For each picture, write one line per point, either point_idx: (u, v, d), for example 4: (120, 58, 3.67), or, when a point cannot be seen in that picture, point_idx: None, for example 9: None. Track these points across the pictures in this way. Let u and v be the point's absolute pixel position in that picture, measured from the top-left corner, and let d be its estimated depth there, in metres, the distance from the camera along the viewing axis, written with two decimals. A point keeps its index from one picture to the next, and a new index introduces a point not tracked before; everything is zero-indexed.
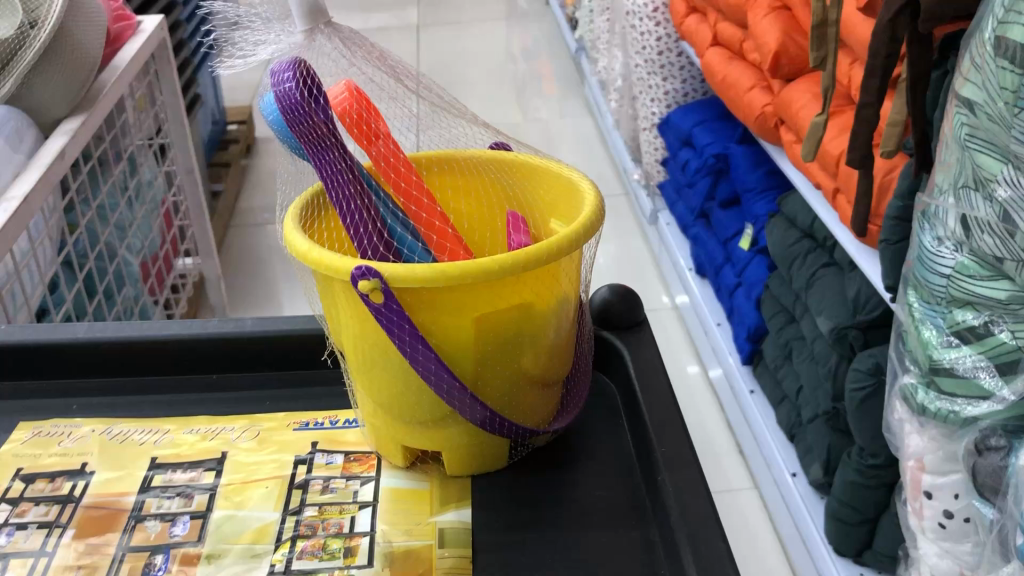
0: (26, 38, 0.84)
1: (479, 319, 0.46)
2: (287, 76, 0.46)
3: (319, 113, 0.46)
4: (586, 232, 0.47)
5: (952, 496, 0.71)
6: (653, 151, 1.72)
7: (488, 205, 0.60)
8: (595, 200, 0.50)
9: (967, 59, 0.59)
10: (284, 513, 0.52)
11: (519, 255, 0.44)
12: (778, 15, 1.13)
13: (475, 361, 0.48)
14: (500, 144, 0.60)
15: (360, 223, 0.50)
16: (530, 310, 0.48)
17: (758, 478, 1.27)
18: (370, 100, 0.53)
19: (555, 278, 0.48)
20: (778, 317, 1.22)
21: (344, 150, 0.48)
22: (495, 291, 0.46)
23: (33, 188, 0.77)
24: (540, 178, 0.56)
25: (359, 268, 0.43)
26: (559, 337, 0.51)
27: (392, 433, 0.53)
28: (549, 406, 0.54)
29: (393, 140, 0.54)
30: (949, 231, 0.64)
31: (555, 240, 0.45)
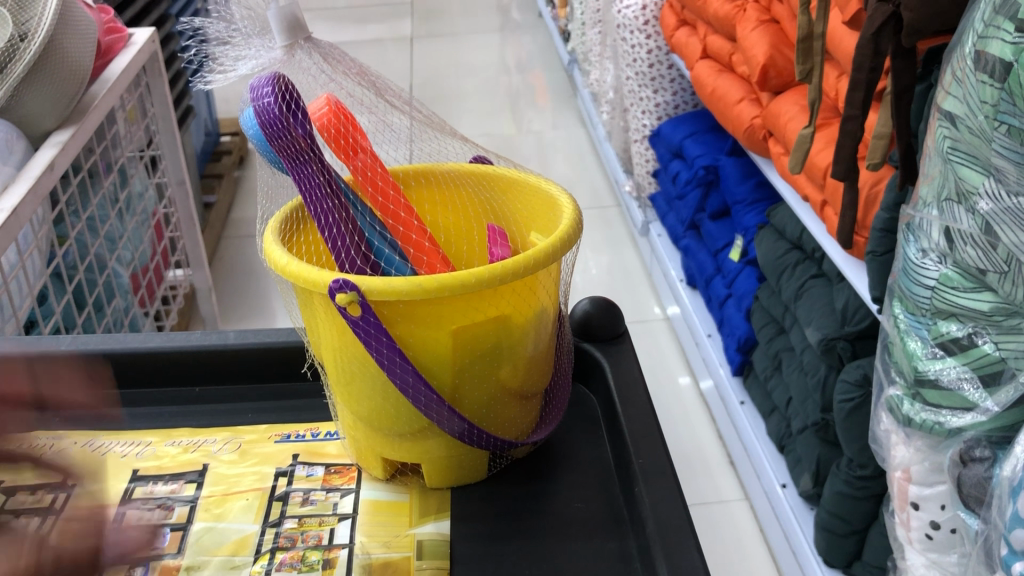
0: (15, 50, 0.85)
1: (456, 331, 0.47)
2: (267, 91, 0.46)
3: (298, 128, 0.46)
4: (565, 245, 0.47)
5: (940, 507, 0.72)
6: (644, 163, 1.73)
7: (467, 219, 0.60)
8: (573, 214, 0.51)
9: (949, 73, 0.60)
10: (264, 525, 0.52)
11: (496, 268, 0.44)
12: (766, 28, 1.14)
13: (452, 374, 0.48)
14: (480, 157, 0.61)
15: (339, 235, 0.50)
16: (508, 323, 0.48)
17: (749, 489, 1.27)
18: (351, 115, 0.53)
19: (533, 290, 0.48)
20: (767, 329, 1.22)
21: (323, 164, 0.49)
22: (472, 304, 0.46)
23: (21, 200, 0.77)
24: (519, 191, 0.57)
25: (337, 281, 0.43)
26: (537, 350, 0.51)
27: (372, 445, 0.53)
28: (528, 418, 0.54)
29: (373, 154, 0.54)
30: (933, 243, 0.64)
31: (533, 253, 0.45)
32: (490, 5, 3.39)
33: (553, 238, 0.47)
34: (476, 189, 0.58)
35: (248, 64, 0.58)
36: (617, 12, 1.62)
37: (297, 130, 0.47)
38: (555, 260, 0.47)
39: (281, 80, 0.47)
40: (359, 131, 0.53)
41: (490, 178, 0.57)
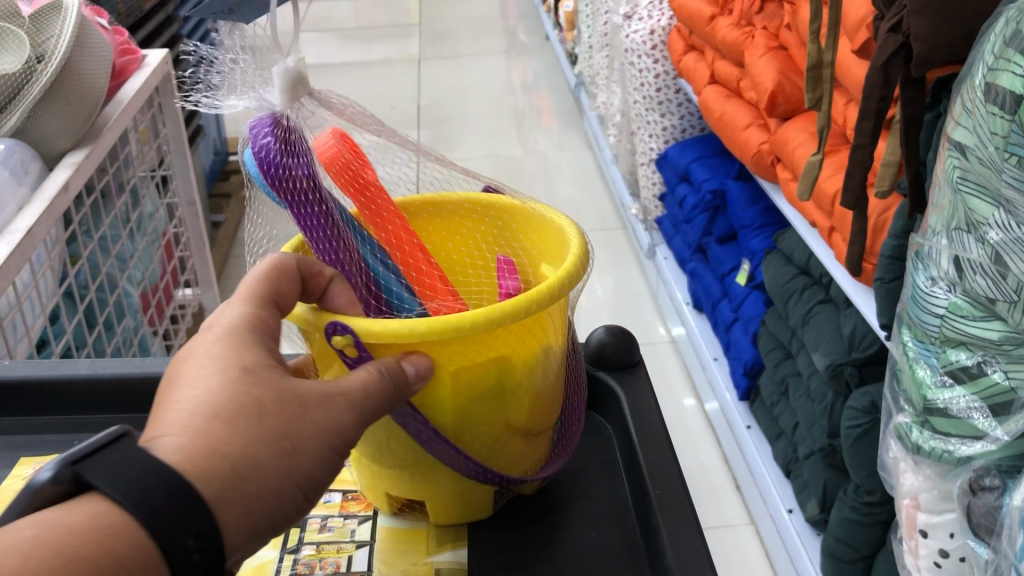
0: (32, 72, 0.86)
1: (456, 370, 0.46)
2: (266, 131, 0.48)
3: (296, 168, 0.48)
4: (569, 285, 0.47)
5: (948, 535, 0.70)
6: (652, 186, 1.74)
7: (475, 249, 0.60)
8: (578, 257, 0.49)
9: (959, 103, 0.60)
10: (283, 551, 0.52)
11: (497, 310, 0.43)
12: (774, 55, 1.14)
13: (454, 413, 0.48)
14: (492, 187, 0.61)
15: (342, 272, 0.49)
16: (509, 364, 0.48)
17: (755, 513, 1.27)
18: (360, 153, 0.55)
19: (536, 329, 0.48)
20: (775, 353, 1.23)
21: (324, 202, 0.49)
22: (472, 344, 0.45)
23: (36, 221, 0.77)
24: (528, 222, 0.57)
25: (332, 324, 0.43)
26: (542, 388, 0.51)
27: (376, 481, 0.53)
28: (537, 457, 0.54)
29: (383, 193, 0.56)
30: (943, 271, 0.64)
31: (535, 294, 0.45)
32: (496, 26, 3.42)
33: (556, 278, 0.46)
34: (485, 218, 0.58)
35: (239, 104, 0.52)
36: (625, 37, 1.63)
37: (293, 166, 0.48)
38: (558, 300, 0.46)
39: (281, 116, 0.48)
40: (363, 169, 0.55)
41: (498, 209, 0.57)
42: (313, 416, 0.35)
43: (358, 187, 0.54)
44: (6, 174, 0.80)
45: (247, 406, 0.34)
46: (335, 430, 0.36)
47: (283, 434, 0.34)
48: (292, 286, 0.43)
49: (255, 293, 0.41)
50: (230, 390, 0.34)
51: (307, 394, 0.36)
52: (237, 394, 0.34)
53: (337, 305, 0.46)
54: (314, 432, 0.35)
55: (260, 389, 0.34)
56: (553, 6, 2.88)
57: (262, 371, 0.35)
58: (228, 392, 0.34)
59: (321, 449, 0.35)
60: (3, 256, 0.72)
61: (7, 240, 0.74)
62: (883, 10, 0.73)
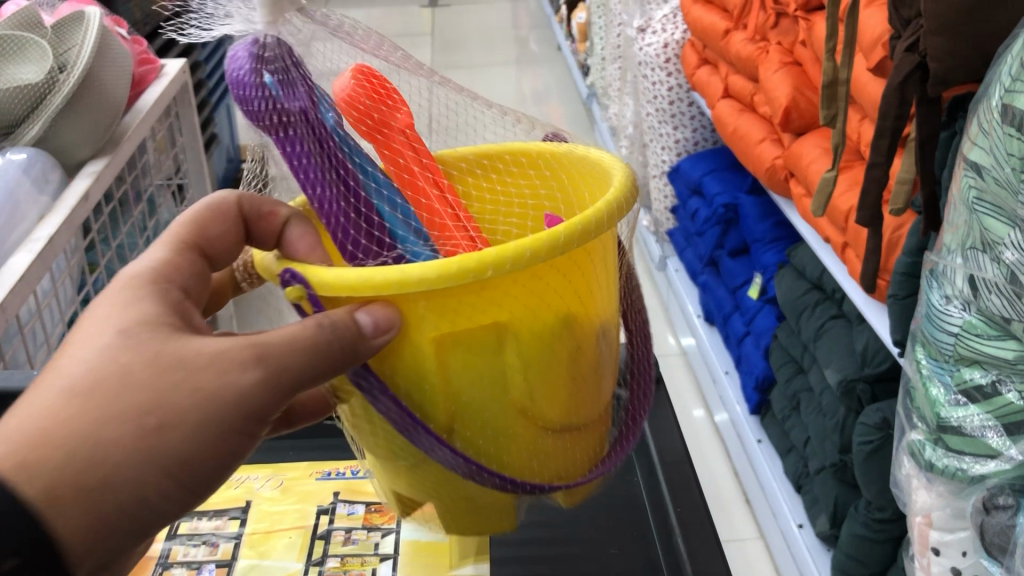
0: (54, 82, 0.87)
1: (437, 340, 0.42)
2: (240, 56, 0.44)
3: (273, 93, 0.44)
4: (565, 244, 0.39)
5: (960, 553, 0.69)
6: (663, 198, 1.74)
7: (520, 206, 0.58)
8: (591, 211, 0.41)
9: (975, 123, 0.61)
10: (307, 562, 0.68)
11: (452, 265, 0.38)
12: (789, 71, 1.15)
13: (448, 398, 0.44)
14: (553, 135, 0.59)
15: (343, 218, 0.46)
16: (507, 337, 0.43)
17: (764, 528, 1.26)
18: (383, 95, 0.52)
19: (535, 297, 0.42)
20: (787, 367, 1.23)
21: (314, 135, 0.46)
22: (452, 308, 0.41)
23: (57, 230, 0.78)
24: (578, 171, 0.54)
25: (288, 273, 0.41)
26: (558, 373, 0.45)
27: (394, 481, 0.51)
28: (560, 462, 0.48)
29: (411, 140, 0.53)
30: (957, 290, 0.65)
31: (511, 250, 0.38)
32: (508, 36, 3.43)
33: (546, 233, 0.39)
34: (538, 169, 0.56)
35: (222, 28, 0.50)
36: (638, 50, 1.64)
37: (276, 96, 0.44)
38: (547, 259, 0.39)
39: (267, 39, 0.45)
40: (388, 115, 0.52)
41: (551, 159, 0.55)
42: (193, 380, 0.37)
43: (383, 138, 0.51)
44: (28, 184, 0.80)
45: (109, 379, 0.35)
46: (222, 396, 0.37)
47: (145, 408, 0.35)
48: (216, 225, 0.50)
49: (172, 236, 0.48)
50: (101, 361, 0.36)
51: (190, 359, 0.38)
52: (102, 367, 0.36)
53: (295, 251, 0.47)
54: (192, 398, 0.37)
55: (129, 355, 0.37)
56: (566, 17, 2.89)
57: (143, 335, 0.38)
58: (98, 358, 0.36)
59: (197, 417, 0.37)
60: (24, 265, 0.73)
61: (28, 249, 0.75)
62: (899, 29, 0.73)
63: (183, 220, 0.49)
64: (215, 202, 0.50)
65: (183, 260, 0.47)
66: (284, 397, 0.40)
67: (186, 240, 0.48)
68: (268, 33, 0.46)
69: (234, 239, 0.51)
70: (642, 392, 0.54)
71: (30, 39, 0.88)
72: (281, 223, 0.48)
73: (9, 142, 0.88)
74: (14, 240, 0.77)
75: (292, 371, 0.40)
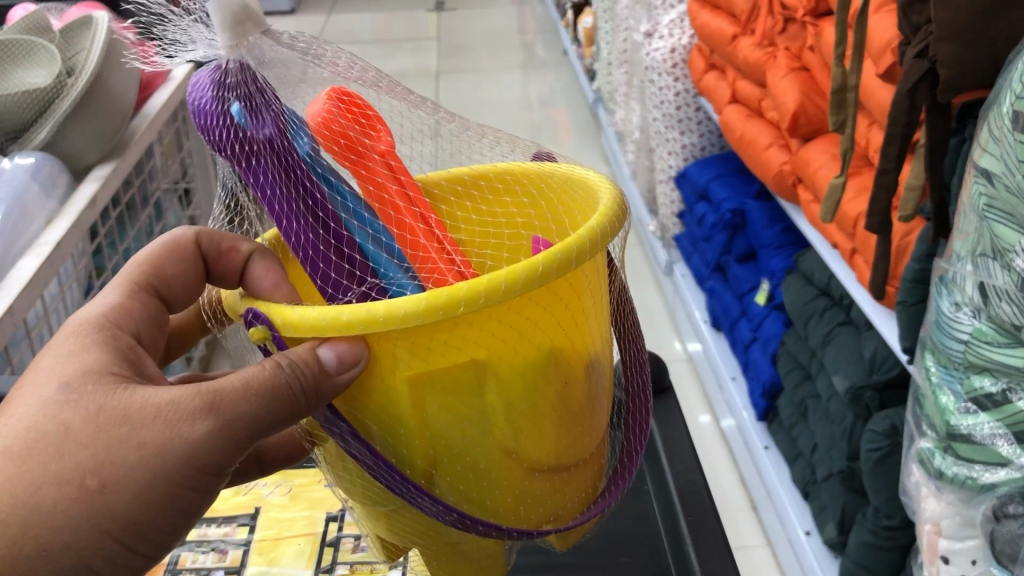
0: (63, 87, 0.87)
1: (413, 381, 0.42)
2: (205, 89, 0.46)
3: (235, 123, 0.45)
4: (542, 275, 0.39)
5: (970, 561, 0.69)
6: (670, 204, 1.74)
7: (501, 233, 0.57)
8: (571, 245, 0.41)
9: (984, 130, 0.61)
10: (316, 570, 0.72)
11: (420, 305, 0.38)
12: (796, 76, 1.15)
13: (425, 440, 0.44)
14: (541, 154, 0.58)
15: (314, 248, 0.46)
16: (487, 374, 0.43)
17: (771, 535, 1.26)
18: (360, 115, 0.51)
19: (513, 333, 0.42)
20: (794, 374, 1.22)
21: (284, 163, 0.46)
22: (425, 346, 0.41)
23: (65, 235, 0.78)
24: (562, 195, 0.54)
25: (251, 313, 0.43)
26: (541, 413, 0.45)
27: (380, 525, 0.51)
28: (550, 503, 0.48)
29: (387, 164, 0.52)
30: (967, 297, 0.65)
31: (484, 282, 0.38)
32: (513, 41, 3.43)
33: (521, 264, 0.39)
34: (518, 193, 0.56)
35: (188, 55, 0.51)
36: (645, 55, 1.63)
37: (241, 126, 0.45)
38: (523, 290, 0.39)
39: (230, 65, 0.46)
40: (364, 138, 0.51)
41: (534, 181, 0.54)
42: (138, 436, 0.42)
43: (357, 161, 0.51)
44: (35, 188, 0.80)
45: (51, 433, 0.42)
46: (168, 450, 0.42)
47: (88, 471, 0.41)
48: (170, 264, 0.51)
49: (123, 278, 0.51)
50: (42, 418, 0.42)
51: (136, 414, 0.42)
52: (45, 429, 0.42)
53: (260, 289, 0.46)
54: (136, 455, 0.42)
55: (73, 415, 0.42)
56: (572, 21, 2.89)
57: (88, 390, 0.43)
58: (41, 419, 0.42)
59: (141, 472, 0.42)
60: (33, 270, 0.73)
61: (35, 254, 0.75)
62: (908, 36, 0.73)
63: (143, 259, 0.52)
64: (173, 240, 0.51)
65: (136, 303, 0.50)
66: (242, 442, 0.44)
67: (141, 281, 0.51)
68: (232, 57, 0.46)
69: (194, 276, 0.52)
70: (640, 430, 0.54)
71: (38, 45, 0.88)
72: (244, 259, 0.49)
73: (18, 146, 0.88)
74: (23, 244, 0.77)
75: (243, 417, 0.43)
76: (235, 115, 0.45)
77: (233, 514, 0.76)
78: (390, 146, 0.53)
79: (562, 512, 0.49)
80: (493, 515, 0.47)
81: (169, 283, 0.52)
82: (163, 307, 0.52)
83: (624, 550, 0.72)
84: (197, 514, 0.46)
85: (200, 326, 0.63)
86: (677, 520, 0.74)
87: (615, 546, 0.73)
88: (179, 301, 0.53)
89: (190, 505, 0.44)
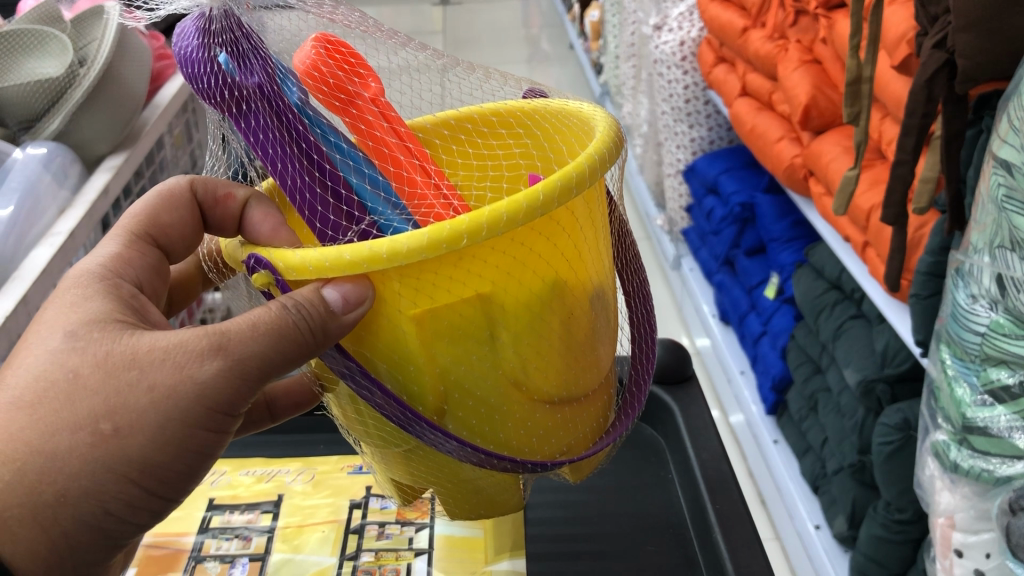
0: (75, 77, 0.87)
1: (418, 318, 0.42)
2: (189, 37, 0.45)
3: (220, 68, 0.44)
4: (543, 204, 0.39)
5: (985, 555, 0.68)
6: (678, 198, 1.75)
7: (498, 165, 0.58)
8: (572, 171, 0.41)
9: (1004, 120, 0.60)
10: (341, 558, 0.71)
11: (423, 239, 0.38)
12: (808, 69, 1.15)
13: (435, 378, 0.44)
14: (532, 90, 0.58)
15: (310, 191, 0.46)
16: (493, 306, 0.43)
17: (781, 529, 1.26)
18: (347, 58, 0.51)
19: (516, 263, 0.42)
20: (804, 368, 1.23)
21: (274, 111, 0.46)
22: (430, 282, 0.41)
23: (78, 223, 0.79)
24: (557, 125, 0.54)
25: (253, 259, 0.42)
26: (548, 340, 0.45)
27: (395, 467, 0.52)
28: (560, 434, 0.49)
29: (377, 104, 0.52)
30: (984, 289, 0.64)
31: (485, 214, 0.38)
32: (518, 35, 3.42)
33: (522, 194, 0.39)
34: (513, 126, 0.55)
35: (172, 9, 0.51)
36: (654, 48, 1.62)
37: (229, 72, 0.45)
38: (526, 221, 0.39)
39: (214, 12, 0.46)
40: (351, 80, 0.51)
41: (528, 115, 0.54)
42: (148, 379, 0.42)
43: (346, 102, 0.51)
44: (47, 178, 0.80)
45: (61, 379, 0.42)
46: (178, 392, 0.42)
47: (102, 416, 0.41)
48: (169, 213, 0.52)
49: (120, 227, 0.52)
50: (48, 367, 0.42)
51: (145, 356, 0.42)
52: (53, 375, 0.42)
53: (259, 233, 0.47)
54: (147, 397, 0.42)
55: (81, 361, 0.42)
56: (578, 15, 2.88)
57: (94, 337, 0.43)
58: (49, 367, 0.42)
59: (153, 415, 0.42)
60: (47, 257, 0.73)
61: (49, 242, 0.75)
62: (926, 27, 0.73)
63: (138, 211, 0.53)
64: (168, 190, 0.53)
65: (135, 252, 0.51)
66: (253, 381, 0.44)
67: (140, 232, 0.52)
68: (215, 5, 0.47)
69: (192, 225, 0.53)
70: (646, 358, 0.56)
71: (51, 34, 0.88)
72: (241, 205, 0.49)
73: (29, 137, 0.87)
74: (36, 233, 0.77)
75: (253, 357, 0.43)
76: (223, 61, 0.44)
77: (256, 501, 0.76)
78: (377, 88, 0.53)
79: (572, 443, 0.50)
80: (507, 448, 0.48)
81: (167, 234, 0.53)
82: (163, 256, 0.53)
83: (648, 539, 0.73)
84: (213, 455, 0.46)
85: (200, 279, 0.64)
86: (704, 508, 0.74)
87: (638, 535, 0.73)
88: (178, 250, 0.54)
89: (206, 446, 0.44)
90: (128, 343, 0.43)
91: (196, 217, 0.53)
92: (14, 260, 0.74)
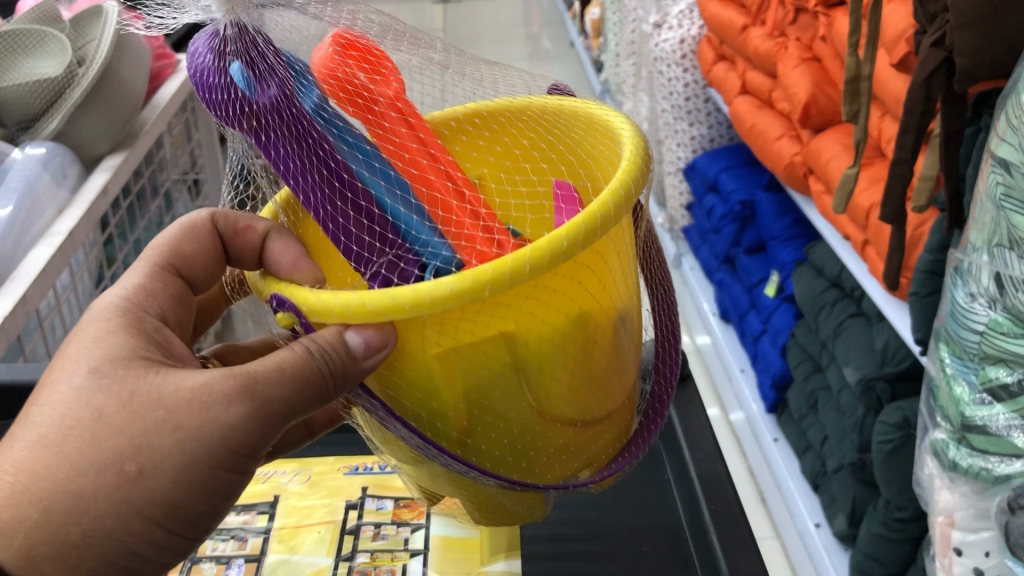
0: (74, 77, 0.87)
1: (442, 356, 0.43)
2: (205, 56, 0.46)
3: (236, 93, 0.45)
4: (567, 250, 0.39)
5: (983, 553, 0.68)
6: (678, 195, 1.75)
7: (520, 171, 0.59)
8: (597, 214, 0.40)
9: (1002, 118, 0.60)
10: (337, 559, 0.72)
11: (445, 291, 0.37)
12: (808, 66, 1.14)
13: (459, 410, 0.45)
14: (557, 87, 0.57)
15: (335, 212, 0.46)
16: (517, 341, 0.43)
17: (780, 527, 1.25)
18: (367, 64, 0.50)
19: (540, 304, 0.42)
20: (804, 367, 1.23)
21: (296, 130, 0.46)
22: (452, 324, 0.41)
23: (77, 223, 0.79)
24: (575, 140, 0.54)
25: (278, 301, 0.43)
26: (572, 374, 0.46)
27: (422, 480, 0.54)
28: (583, 457, 0.50)
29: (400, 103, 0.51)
30: (983, 288, 0.65)
31: (508, 264, 0.38)
32: (519, 31, 3.41)
33: (546, 240, 0.38)
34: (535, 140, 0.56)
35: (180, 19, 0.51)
36: (653, 46, 1.62)
37: (249, 96, 0.45)
38: (550, 267, 0.39)
39: (228, 30, 0.46)
40: (375, 82, 0.50)
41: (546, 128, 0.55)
42: (175, 419, 0.42)
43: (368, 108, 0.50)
44: (47, 179, 0.80)
45: (87, 419, 0.41)
46: (204, 433, 0.42)
47: (127, 457, 0.41)
48: (191, 246, 0.53)
49: (144, 262, 0.52)
50: (77, 404, 0.42)
51: (170, 398, 0.42)
52: (81, 414, 0.42)
53: (280, 266, 0.47)
54: (173, 441, 0.41)
55: (106, 400, 0.42)
56: (579, 13, 2.88)
57: (119, 374, 0.43)
58: (74, 407, 0.42)
59: (178, 457, 0.42)
60: (46, 258, 0.73)
61: (47, 243, 0.75)
62: (924, 25, 0.73)
63: (161, 242, 0.53)
64: (190, 223, 0.53)
65: (158, 282, 0.51)
66: (275, 423, 0.44)
67: (163, 262, 0.53)
68: (229, 21, 0.46)
69: (213, 258, 0.53)
70: (670, 371, 0.56)
71: (49, 33, 0.88)
72: (261, 237, 0.50)
73: (28, 136, 0.88)
74: (34, 233, 0.77)
75: (277, 400, 0.44)
76: (241, 84, 0.45)
77: (252, 502, 0.76)
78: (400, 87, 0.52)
79: (596, 463, 0.51)
80: (530, 474, 0.49)
81: (188, 268, 0.53)
82: (186, 287, 0.53)
83: (647, 539, 0.73)
84: (232, 496, 0.46)
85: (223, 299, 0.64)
86: (699, 509, 0.74)
87: (636, 535, 0.73)
88: (201, 281, 0.54)
89: (225, 488, 0.44)
90: (154, 385, 0.43)
91: (215, 253, 0.53)
92: (12, 260, 0.75)
